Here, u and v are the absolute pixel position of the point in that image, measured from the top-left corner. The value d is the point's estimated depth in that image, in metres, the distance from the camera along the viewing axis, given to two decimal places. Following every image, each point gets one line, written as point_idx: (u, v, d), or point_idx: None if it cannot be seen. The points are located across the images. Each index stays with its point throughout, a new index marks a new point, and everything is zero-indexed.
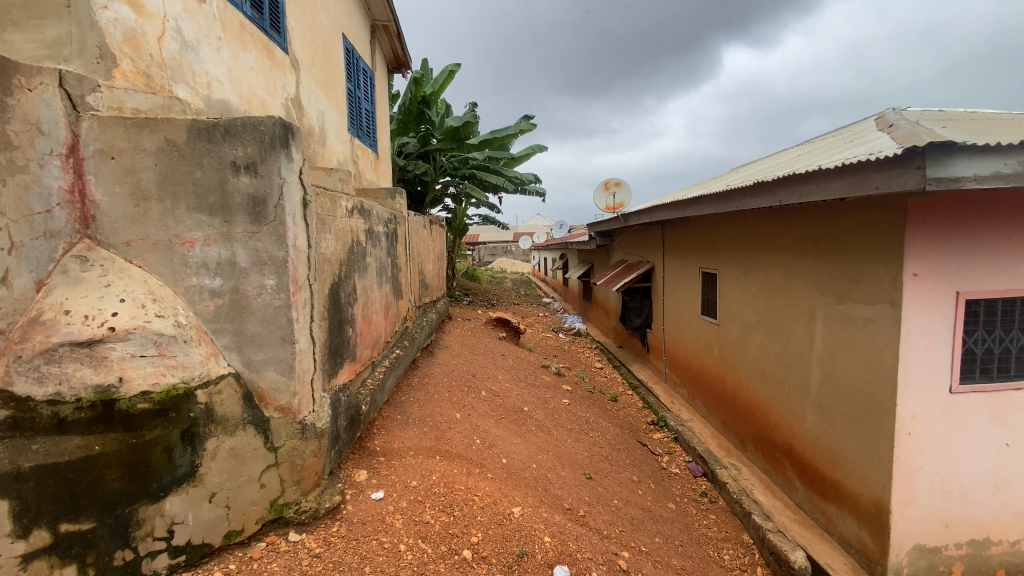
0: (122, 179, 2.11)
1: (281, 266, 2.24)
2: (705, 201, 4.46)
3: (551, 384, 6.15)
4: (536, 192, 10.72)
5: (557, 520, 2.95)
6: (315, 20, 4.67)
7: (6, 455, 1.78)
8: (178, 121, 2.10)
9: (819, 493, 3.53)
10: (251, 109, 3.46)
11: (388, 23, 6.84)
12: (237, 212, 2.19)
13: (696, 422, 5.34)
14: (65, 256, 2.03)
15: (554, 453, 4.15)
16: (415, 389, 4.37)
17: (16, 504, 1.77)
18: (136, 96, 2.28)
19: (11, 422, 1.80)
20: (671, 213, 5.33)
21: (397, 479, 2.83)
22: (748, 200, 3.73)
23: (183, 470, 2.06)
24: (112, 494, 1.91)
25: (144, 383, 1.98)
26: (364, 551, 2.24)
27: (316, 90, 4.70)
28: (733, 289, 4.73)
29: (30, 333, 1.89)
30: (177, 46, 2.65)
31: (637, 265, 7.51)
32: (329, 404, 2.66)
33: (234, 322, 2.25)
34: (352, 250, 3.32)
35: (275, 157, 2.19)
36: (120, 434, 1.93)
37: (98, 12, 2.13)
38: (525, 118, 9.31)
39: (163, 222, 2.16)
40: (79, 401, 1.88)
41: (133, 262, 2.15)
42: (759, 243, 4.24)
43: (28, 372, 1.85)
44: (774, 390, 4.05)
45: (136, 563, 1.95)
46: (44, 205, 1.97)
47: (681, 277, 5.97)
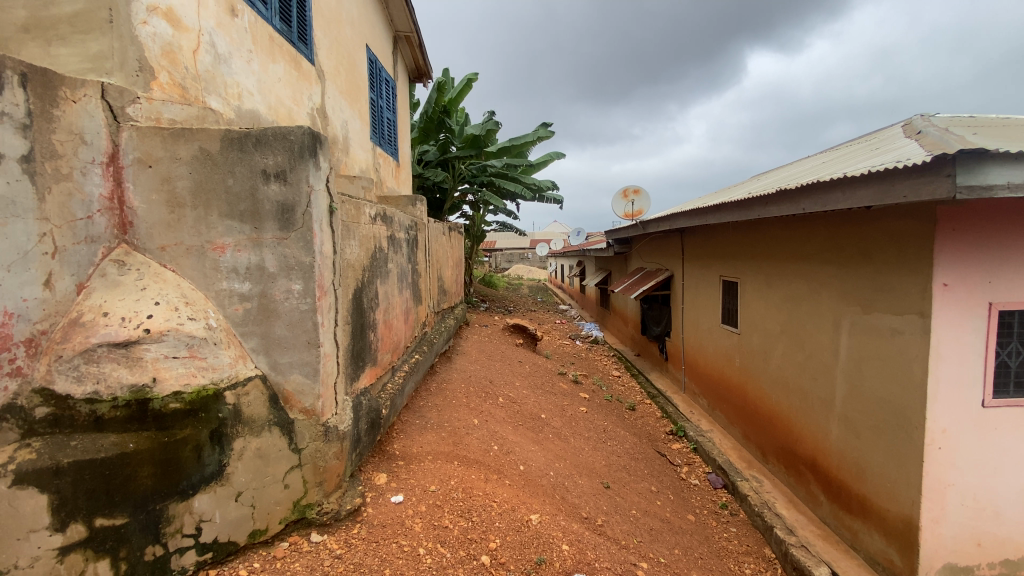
0: (158, 187, 2.20)
1: (308, 271, 2.30)
2: (724, 208, 4.43)
3: (569, 392, 6.13)
4: (554, 198, 10.76)
5: (574, 528, 2.94)
6: (339, 32, 4.80)
7: (47, 451, 1.85)
8: (212, 132, 2.19)
9: (844, 508, 3.44)
10: (279, 119, 3.57)
11: (410, 34, 6.96)
12: (267, 219, 2.25)
13: (716, 433, 5.26)
14: (104, 260, 2.13)
15: (571, 461, 4.12)
16: (433, 394, 4.41)
17: (54, 498, 1.83)
18: (173, 108, 2.39)
19: (51, 419, 1.90)
20: (690, 221, 5.31)
21: (416, 483, 2.86)
22: (770, 208, 3.69)
23: (211, 469, 2.11)
24: (145, 490, 1.96)
25: (176, 383, 2.05)
26: (384, 553, 2.26)
27: (340, 100, 4.82)
28: (754, 298, 4.66)
29: (71, 334, 1.97)
30: (210, 58, 2.76)
31: (656, 273, 7.46)
32: (351, 407, 2.70)
33: (262, 325, 2.32)
34: (375, 256, 3.39)
35: (304, 165, 2.25)
36: (154, 433, 2.00)
37: (139, 27, 2.24)
38: (542, 126, 9.42)
39: (195, 228, 2.24)
40: (115, 400, 1.95)
41: (167, 266, 2.24)
42: (782, 251, 4.19)
43: (68, 371, 1.93)
44: (797, 402, 3.98)
45: (166, 559, 2.00)
46: (86, 211, 2.06)
47: (701, 285, 5.91)
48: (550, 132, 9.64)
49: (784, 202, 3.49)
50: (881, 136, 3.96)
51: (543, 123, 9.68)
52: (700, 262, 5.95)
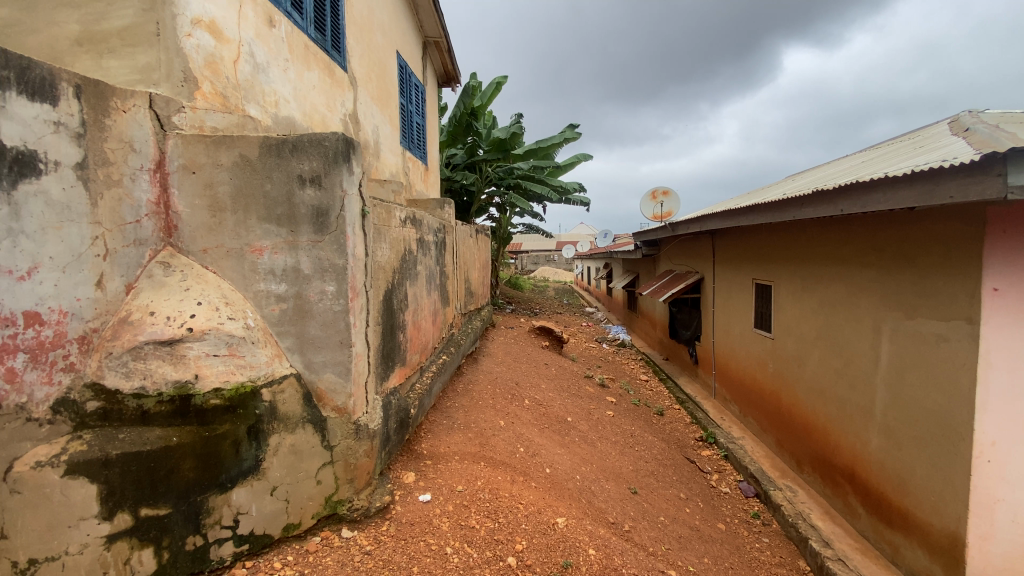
0: (201, 192, 2.30)
1: (341, 273, 2.35)
2: (757, 209, 4.33)
3: (595, 395, 6.08)
4: (581, 200, 10.71)
5: (601, 533, 2.92)
6: (371, 39, 4.92)
7: (97, 443, 1.95)
8: (251, 139, 2.26)
9: (885, 521, 3.30)
10: (313, 125, 3.67)
11: (439, 39, 7.07)
12: (303, 223, 2.32)
13: (748, 440, 5.13)
14: (151, 261, 2.24)
15: (598, 465, 4.09)
16: (460, 395, 4.45)
17: (103, 488, 1.92)
18: (215, 116, 2.49)
19: (101, 412, 2.00)
20: (720, 223, 5.20)
21: (443, 483, 2.89)
22: (807, 210, 3.59)
23: (248, 464, 2.19)
24: (187, 482, 2.04)
25: (216, 380, 2.13)
26: (412, 551, 2.29)
27: (372, 105, 4.92)
28: (789, 302, 4.54)
29: (121, 332, 2.07)
30: (250, 68, 2.87)
31: (685, 276, 7.33)
32: (380, 406, 2.76)
33: (297, 325, 2.39)
34: (405, 259, 3.45)
35: (338, 170, 2.31)
36: (195, 427, 2.08)
37: (184, 40, 2.36)
38: (569, 127, 9.42)
39: (235, 231, 2.33)
40: (160, 395, 2.05)
41: (208, 268, 2.34)
42: (819, 254, 4.06)
43: (118, 367, 2.03)
44: (834, 410, 3.85)
45: (205, 549, 2.08)
46: (134, 215, 2.17)
47: (733, 289, 5.78)
48: (577, 134, 9.61)
49: (821, 203, 3.39)
50: (926, 134, 3.81)
51: (570, 125, 9.67)
52: (732, 265, 5.82)
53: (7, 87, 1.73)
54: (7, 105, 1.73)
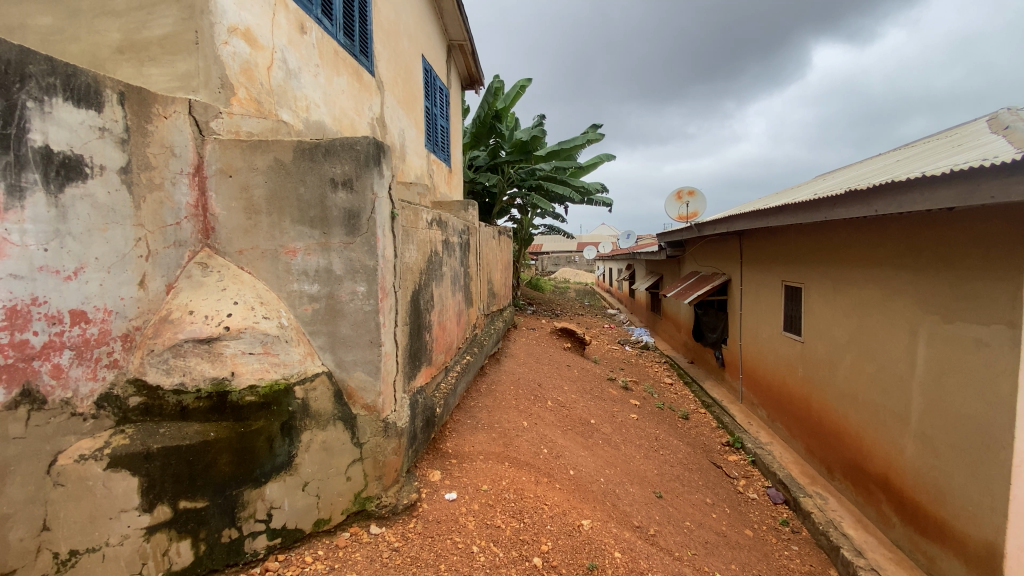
0: (237, 196, 2.38)
1: (372, 274, 2.40)
2: (786, 210, 4.24)
3: (619, 398, 6.03)
4: (604, 201, 10.66)
5: (626, 536, 2.90)
6: (398, 44, 5.00)
7: (139, 437, 2.02)
8: (286, 143, 2.33)
9: (920, 531, 3.20)
10: (342, 129, 3.75)
11: (463, 42, 7.14)
12: (335, 225, 2.37)
13: (777, 446, 5.02)
14: (190, 262, 2.33)
15: (622, 468, 4.06)
16: (484, 395, 4.48)
17: (144, 481, 1.98)
18: (251, 121, 2.56)
19: (143, 408, 2.08)
20: (748, 224, 5.11)
21: (468, 482, 2.92)
22: (839, 210, 3.50)
23: (281, 459, 2.25)
24: (223, 477, 2.10)
25: (252, 378, 2.19)
26: (439, 549, 2.32)
27: (398, 109, 5.00)
28: (820, 305, 4.42)
29: (162, 330, 2.15)
30: (282, 74, 2.96)
31: (711, 277, 7.22)
32: (408, 404, 2.80)
33: (329, 324, 2.44)
34: (431, 259, 3.50)
35: (369, 174, 2.35)
36: (232, 423, 2.15)
37: (221, 48, 2.46)
38: (592, 128, 9.39)
39: (270, 233, 2.40)
40: (199, 391, 2.12)
41: (244, 269, 2.42)
42: (852, 255, 3.95)
43: (159, 364, 2.11)
44: (868, 416, 3.73)
45: (240, 541, 2.14)
46: (175, 218, 2.26)
47: (761, 291, 5.67)
48: (600, 135, 9.58)
49: (854, 203, 3.30)
50: (966, 132, 3.68)
51: (593, 126, 9.63)
52: (760, 267, 5.71)
53: (54, 95, 1.81)
54: (53, 111, 1.82)
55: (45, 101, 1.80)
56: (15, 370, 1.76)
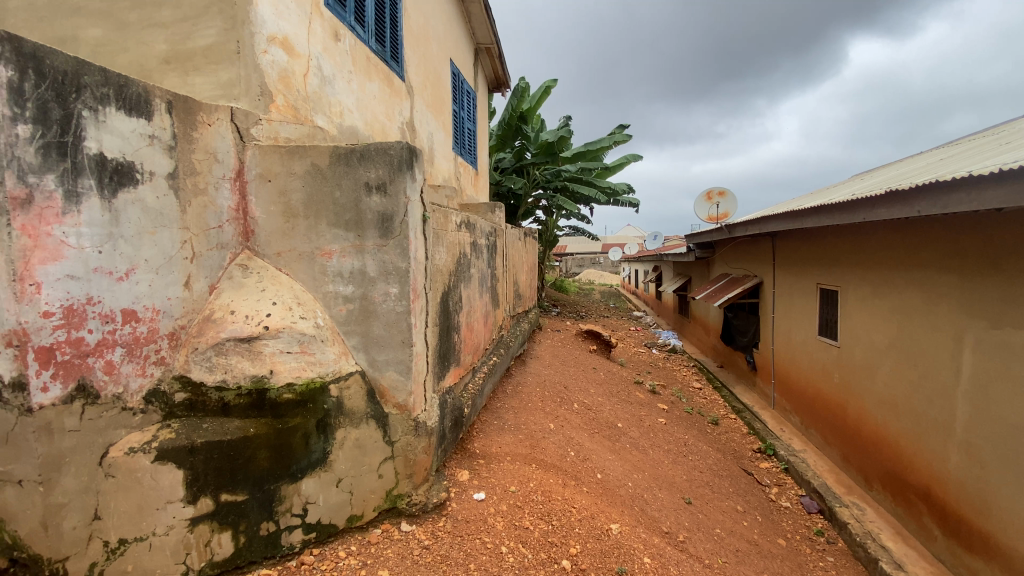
0: (276, 200, 2.46)
1: (404, 276, 2.44)
2: (821, 211, 4.13)
3: (646, 402, 5.96)
4: (630, 202, 10.56)
5: (655, 542, 2.87)
6: (427, 49, 5.08)
7: (184, 431, 2.11)
8: (322, 148, 2.39)
9: (963, 545, 3.07)
10: (374, 134, 3.83)
11: (491, 45, 7.19)
12: (369, 228, 2.43)
13: (811, 454, 4.88)
14: (231, 264, 2.43)
15: (650, 473, 4.01)
16: (510, 396, 4.50)
17: (188, 473, 2.06)
18: (289, 127, 2.65)
19: (188, 403, 2.17)
20: (781, 225, 4.98)
21: (496, 482, 2.94)
22: (878, 210, 3.39)
23: (317, 455, 2.31)
24: (262, 471, 2.17)
25: (289, 376, 2.26)
26: (469, 548, 2.35)
27: (427, 113, 5.08)
28: (857, 309, 4.28)
29: (205, 329, 2.25)
30: (318, 80, 3.04)
31: (742, 280, 7.06)
32: (437, 404, 2.84)
33: (362, 325, 2.50)
34: (460, 261, 3.53)
35: (403, 178, 2.40)
36: (270, 419, 2.21)
37: (260, 56, 2.55)
38: (619, 128, 9.33)
39: (307, 236, 2.47)
40: (239, 388, 2.19)
41: (282, 271, 2.50)
42: (892, 257, 3.81)
43: (202, 361, 2.20)
44: (908, 424, 3.60)
45: (277, 535, 2.21)
46: (217, 221, 2.35)
47: (795, 294, 5.52)
48: (627, 136, 9.50)
49: (895, 203, 3.19)
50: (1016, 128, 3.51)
51: (620, 126, 9.57)
52: (794, 269, 5.56)
53: (108, 104, 1.91)
54: (107, 120, 1.91)
55: (99, 110, 1.89)
56: (72, 366, 1.85)
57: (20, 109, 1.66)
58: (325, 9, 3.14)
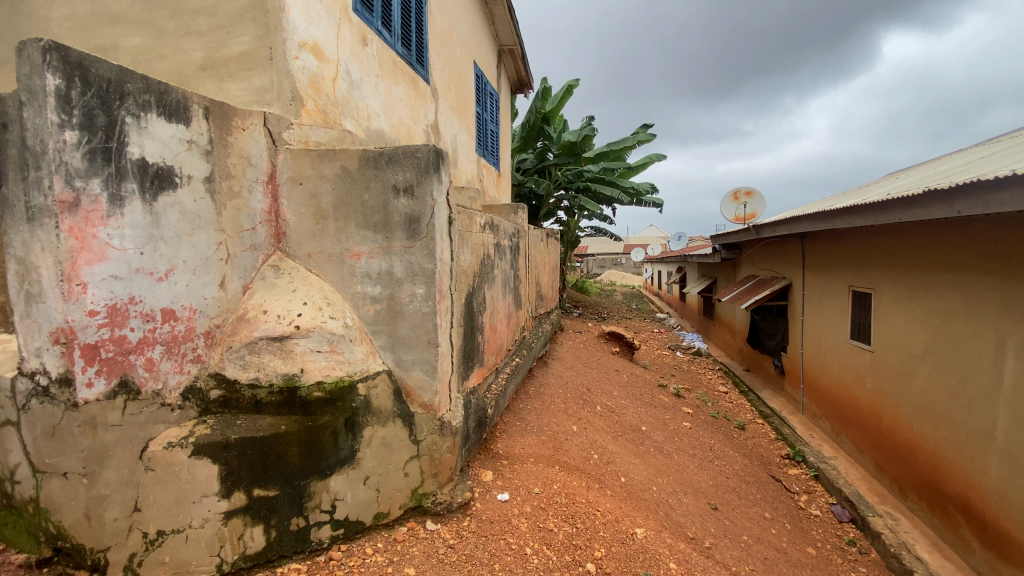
0: (307, 202, 2.52)
1: (430, 277, 2.47)
2: (854, 211, 4.01)
3: (670, 405, 5.88)
4: (654, 202, 10.43)
5: (681, 548, 2.83)
6: (451, 51, 5.12)
7: (219, 427, 2.17)
8: (352, 152, 2.44)
9: (1003, 557, 2.95)
10: (400, 137, 3.88)
11: (514, 47, 7.21)
12: (396, 229, 2.46)
13: (842, 461, 4.74)
14: (264, 265, 2.50)
15: (675, 477, 3.96)
16: (532, 398, 4.49)
17: (223, 468, 2.11)
18: (319, 131, 2.73)
19: (222, 400, 2.24)
20: (811, 225, 4.86)
21: (520, 483, 2.94)
22: (915, 211, 3.28)
23: (345, 453, 2.36)
24: (293, 468, 2.22)
25: (319, 374, 2.31)
26: (493, 549, 2.36)
27: (451, 115, 5.12)
28: (892, 312, 4.15)
29: (239, 328, 2.32)
30: (346, 85, 3.10)
31: (770, 281, 6.91)
32: (462, 404, 2.86)
33: (389, 325, 2.54)
34: (484, 262, 3.55)
35: (430, 180, 2.42)
36: (301, 417, 2.26)
37: (292, 62, 2.61)
38: (643, 128, 9.24)
39: (337, 237, 2.52)
40: (271, 386, 2.25)
41: (313, 271, 2.56)
42: (930, 258, 3.68)
43: (236, 359, 2.27)
44: (945, 432, 3.47)
45: (307, 530, 2.26)
46: (251, 223, 2.41)
47: (826, 296, 5.37)
48: (650, 135, 9.40)
49: (933, 203, 3.08)
50: None
51: (643, 126, 9.47)
52: (825, 271, 5.41)
53: (149, 110, 1.98)
54: (149, 126, 1.99)
55: (142, 117, 1.96)
56: (115, 363, 1.93)
57: (67, 116, 1.74)
58: (353, 14, 3.19)
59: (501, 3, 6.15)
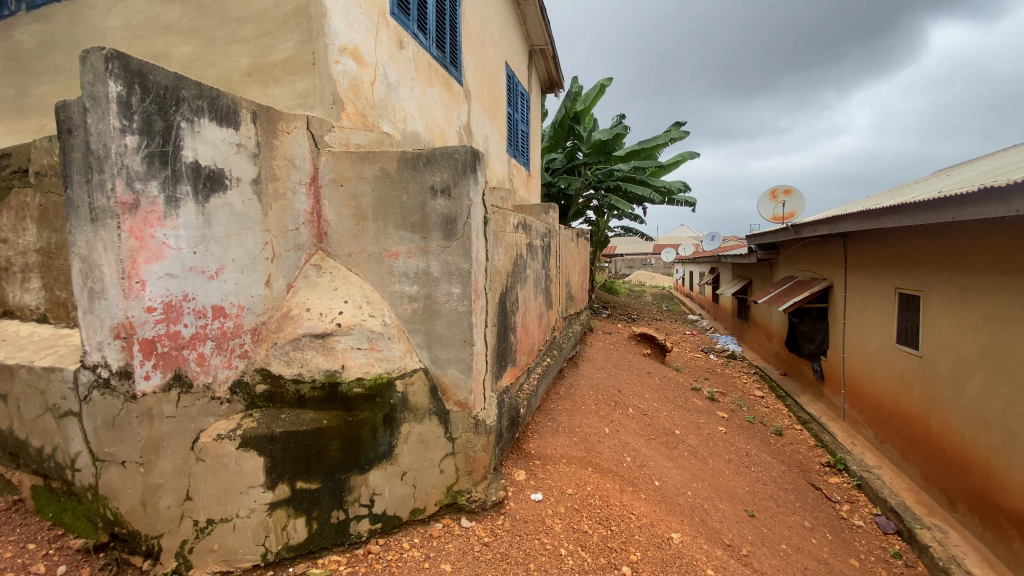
0: (348, 203, 2.59)
1: (466, 276, 2.49)
2: (900, 211, 3.84)
3: (704, 409, 5.76)
4: (686, 201, 10.24)
5: (718, 554, 2.77)
6: (483, 52, 5.16)
7: (265, 420, 2.25)
8: (391, 154, 2.49)
9: None
10: (434, 138, 3.94)
11: (545, 46, 7.20)
12: (433, 229, 2.50)
13: (887, 471, 4.55)
14: (306, 264, 2.58)
15: (710, 483, 3.88)
16: (563, 398, 4.48)
17: (268, 461, 2.19)
18: (359, 134, 2.78)
19: (267, 395, 2.32)
20: (854, 225, 4.68)
21: (553, 484, 2.94)
22: (968, 209, 3.12)
23: (383, 448, 2.40)
24: (333, 461, 2.28)
25: (359, 371, 2.36)
26: (528, 548, 2.36)
27: (483, 116, 5.15)
28: (942, 315, 3.96)
29: (284, 325, 2.40)
30: (384, 88, 3.16)
31: (809, 283, 6.68)
32: (496, 403, 2.88)
33: (425, 323, 2.58)
34: (517, 262, 3.57)
35: (466, 181, 2.44)
36: (341, 412, 2.32)
37: (333, 66, 2.69)
38: (675, 126, 9.08)
39: (376, 237, 2.57)
40: (314, 381, 2.31)
41: (353, 271, 2.62)
42: (984, 259, 3.50)
43: (281, 355, 2.35)
44: (1000, 442, 3.30)
45: (347, 523, 2.31)
46: (295, 223, 2.50)
47: (870, 299, 5.16)
48: (683, 133, 9.23)
49: (989, 201, 2.92)
50: None
51: (675, 123, 9.31)
52: (869, 272, 5.20)
53: (202, 115, 2.07)
54: (201, 131, 2.07)
55: (195, 122, 2.05)
56: (170, 357, 2.02)
57: (127, 121, 1.83)
58: (391, 18, 3.26)
59: (533, 4, 6.16)
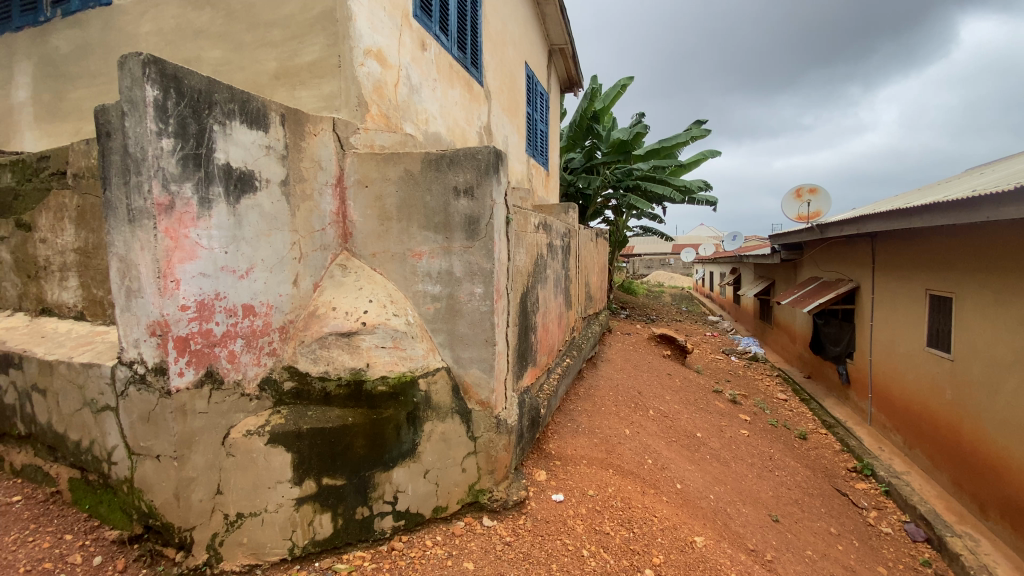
0: (372, 204, 2.62)
1: (489, 276, 2.50)
2: (932, 210, 3.74)
3: (726, 412, 5.67)
4: (707, 200, 10.10)
5: (742, 559, 2.74)
6: (504, 52, 5.17)
7: (292, 417, 2.29)
8: (415, 155, 2.51)
9: None
10: (455, 139, 3.97)
11: (564, 46, 7.18)
12: (456, 230, 2.52)
13: (917, 477, 4.43)
14: (332, 264, 2.63)
15: (733, 486, 3.82)
16: (583, 399, 4.46)
17: (295, 456, 2.23)
18: (383, 135, 2.83)
19: (295, 392, 2.36)
20: (883, 224, 4.57)
21: (574, 485, 2.94)
22: (1004, 209, 3.02)
23: (407, 446, 2.43)
24: (358, 458, 2.32)
25: (384, 369, 2.39)
26: (550, 549, 2.36)
27: (503, 116, 5.16)
28: (975, 318, 3.84)
29: (311, 324, 2.45)
30: (407, 90, 3.20)
31: (835, 284, 6.53)
32: (517, 403, 2.88)
33: (448, 323, 2.60)
34: (538, 263, 3.57)
35: (489, 181, 2.46)
36: (366, 409, 2.36)
37: (358, 69, 2.74)
38: (696, 124, 8.97)
39: (400, 237, 2.60)
40: (339, 379, 2.35)
41: (377, 270, 2.66)
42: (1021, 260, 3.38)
43: (308, 353, 2.39)
44: None
45: (371, 520, 2.35)
46: (321, 224, 2.55)
47: (900, 300, 5.02)
48: (704, 131, 9.11)
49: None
50: None
51: (696, 122, 9.19)
52: (899, 273, 5.06)
53: (233, 118, 2.12)
54: (232, 133, 2.13)
55: (227, 124, 2.10)
56: (202, 354, 2.08)
57: (164, 125, 1.88)
58: (414, 20, 3.29)
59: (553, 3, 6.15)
